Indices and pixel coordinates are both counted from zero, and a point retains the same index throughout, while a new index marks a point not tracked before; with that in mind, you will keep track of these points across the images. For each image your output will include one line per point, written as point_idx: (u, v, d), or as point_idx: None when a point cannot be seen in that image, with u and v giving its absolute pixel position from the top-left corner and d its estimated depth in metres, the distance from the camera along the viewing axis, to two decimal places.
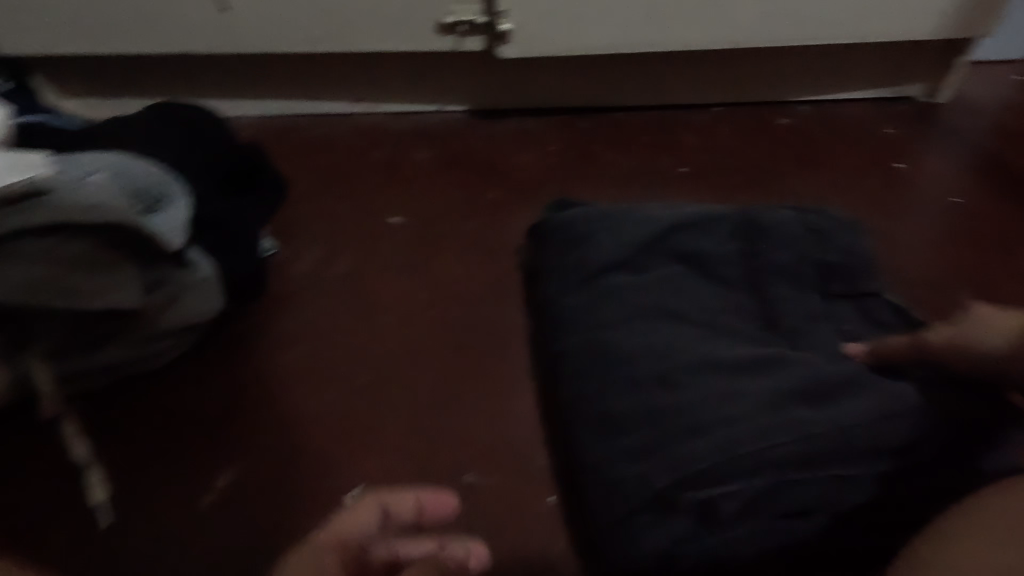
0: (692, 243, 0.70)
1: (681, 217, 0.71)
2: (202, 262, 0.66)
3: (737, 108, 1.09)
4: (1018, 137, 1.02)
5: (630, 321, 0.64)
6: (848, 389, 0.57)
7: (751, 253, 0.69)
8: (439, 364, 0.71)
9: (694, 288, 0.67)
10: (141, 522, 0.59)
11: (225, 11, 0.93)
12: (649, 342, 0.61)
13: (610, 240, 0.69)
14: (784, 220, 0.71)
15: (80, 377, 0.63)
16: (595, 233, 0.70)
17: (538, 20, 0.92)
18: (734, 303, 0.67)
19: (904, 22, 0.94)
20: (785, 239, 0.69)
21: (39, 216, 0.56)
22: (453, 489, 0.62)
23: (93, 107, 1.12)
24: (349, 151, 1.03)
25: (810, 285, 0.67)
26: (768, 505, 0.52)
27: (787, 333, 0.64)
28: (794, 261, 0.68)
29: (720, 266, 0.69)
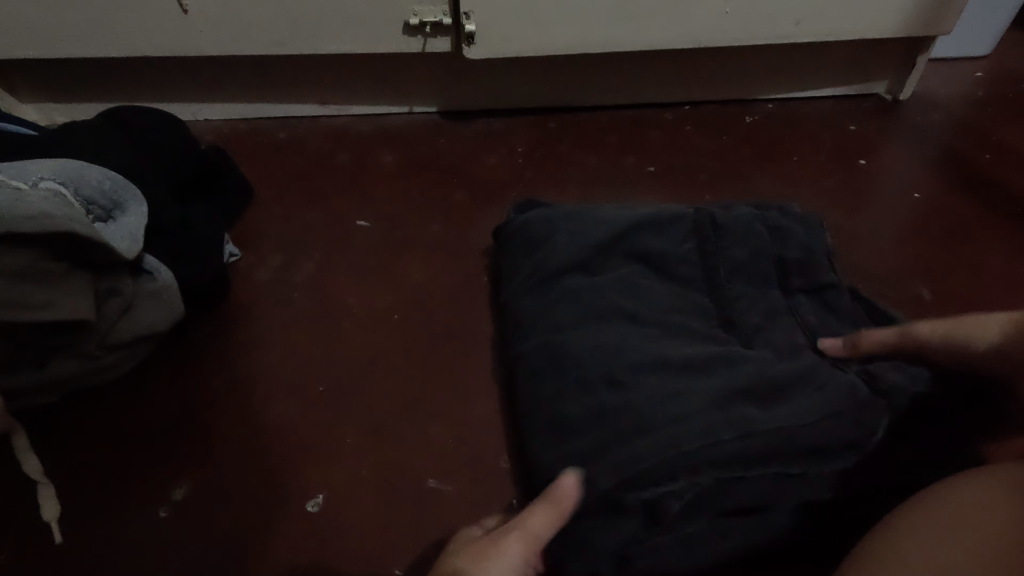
0: (647, 245, 0.71)
1: (639, 219, 0.72)
2: (161, 270, 0.66)
3: (704, 106, 1.10)
4: (976, 131, 1.04)
5: (582, 323, 0.65)
6: (792, 386, 0.57)
7: (712, 253, 0.70)
8: (404, 367, 0.70)
9: (653, 286, 0.68)
10: (99, 533, 0.57)
11: (185, 14, 0.92)
12: (601, 340, 0.63)
13: (566, 245, 0.71)
14: (740, 218, 0.71)
15: (31, 393, 0.61)
16: (550, 237, 0.72)
17: (503, 20, 0.92)
18: (689, 302, 0.67)
19: (864, 21, 0.96)
20: (742, 235, 0.69)
21: None
22: (415, 491, 0.62)
23: (53, 113, 1.10)
24: (319, 154, 1.02)
25: (768, 280, 0.68)
26: (712, 503, 0.52)
27: (740, 330, 0.65)
28: (749, 256, 0.69)
29: (680, 264, 0.70)
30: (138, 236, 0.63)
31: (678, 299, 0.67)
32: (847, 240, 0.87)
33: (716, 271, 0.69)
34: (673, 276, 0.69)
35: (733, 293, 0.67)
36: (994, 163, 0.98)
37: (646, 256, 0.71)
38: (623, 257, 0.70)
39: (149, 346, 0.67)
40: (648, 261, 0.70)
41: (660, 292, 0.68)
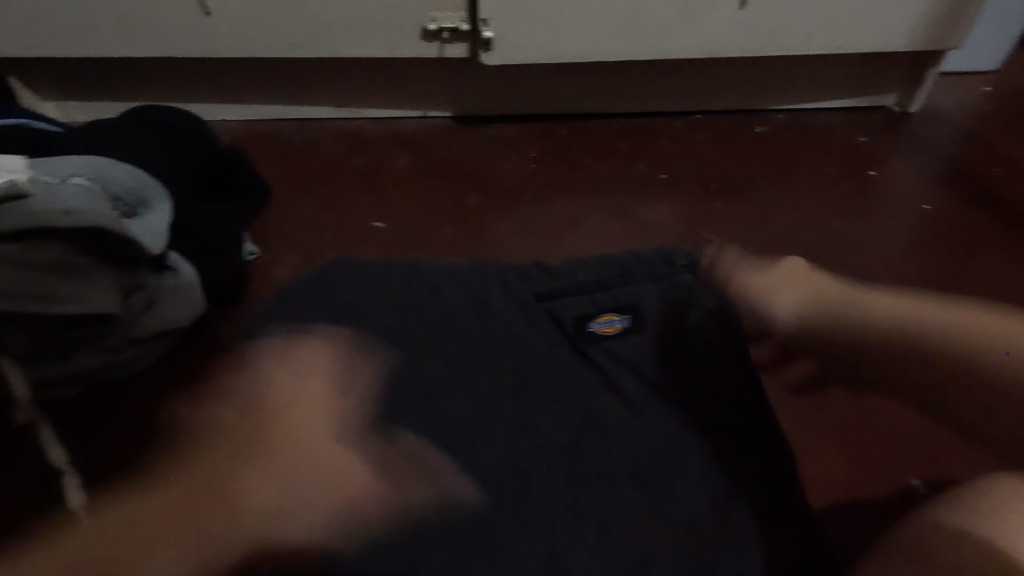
0: (568, 308, 0.65)
1: (559, 283, 0.67)
2: (184, 267, 0.67)
3: (714, 115, 1.11)
4: (985, 143, 1.05)
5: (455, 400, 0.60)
6: (642, 453, 0.57)
7: (577, 306, 0.65)
8: None
9: (526, 352, 0.63)
10: None
11: (208, 16, 0.93)
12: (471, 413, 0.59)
13: (455, 320, 0.65)
14: (648, 275, 0.67)
15: (50, 385, 0.62)
16: (433, 311, 0.65)
17: (520, 27, 0.93)
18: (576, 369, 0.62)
19: (876, 35, 0.97)
20: (655, 292, 0.65)
21: (12, 224, 0.55)
22: None
23: (73, 111, 1.11)
24: (334, 154, 1.04)
25: (671, 340, 0.63)
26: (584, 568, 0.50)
27: (634, 401, 0.60)
28: (662, 317, 0.64)
29: (543, 324, 0.65)
30: (161, 233, 0.64)
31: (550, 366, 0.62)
32: (856, 251, 0.88)
33: (584, 324, 0.64)
34: (540, 339, 0.64)
35: (602, 353, 0.63)
36: (1003, 175, 1.00)
37: (512, 320, 0.65)
38: (493, 321, 0.65)
39: (170, 342, 0.68)
40: (514, 323, 0.65)
41: (528, 355, 0.63)
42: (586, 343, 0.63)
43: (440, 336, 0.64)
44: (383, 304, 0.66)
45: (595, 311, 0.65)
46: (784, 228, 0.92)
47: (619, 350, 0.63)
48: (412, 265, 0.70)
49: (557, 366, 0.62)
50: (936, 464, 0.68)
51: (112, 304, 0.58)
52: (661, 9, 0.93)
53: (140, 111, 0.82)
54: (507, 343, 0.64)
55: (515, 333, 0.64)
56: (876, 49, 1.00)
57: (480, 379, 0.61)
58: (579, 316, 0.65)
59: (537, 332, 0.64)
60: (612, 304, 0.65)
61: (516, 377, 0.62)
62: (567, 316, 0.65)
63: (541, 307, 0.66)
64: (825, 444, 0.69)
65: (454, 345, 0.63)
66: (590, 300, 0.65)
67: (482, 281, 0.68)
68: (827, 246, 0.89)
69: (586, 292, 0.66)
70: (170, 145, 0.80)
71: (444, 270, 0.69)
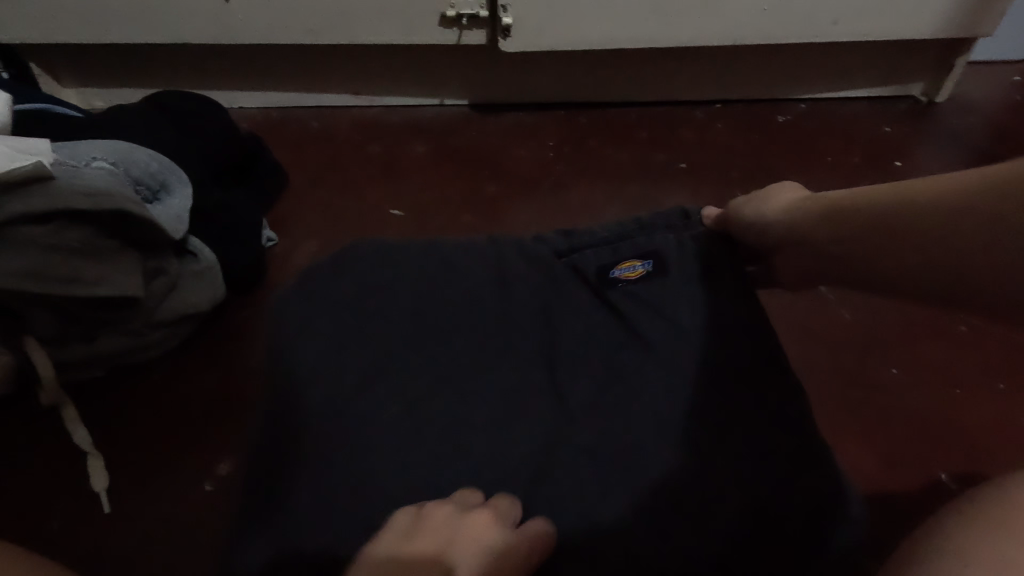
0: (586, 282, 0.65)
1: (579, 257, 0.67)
2: (205, 251, 0.68)
3: (735, 104, 1.10)
4: (1015, 135, 1.03)
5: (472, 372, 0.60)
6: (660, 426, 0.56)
7: (597, 255, 0.66)
8: None
9: (551, 298, 0.64)
10: (138, 513, 0.58)
11: (226, 2, 0.93)
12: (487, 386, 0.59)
13: (473, 296, 0.65)
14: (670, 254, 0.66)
15: (73, 368, 0.62)
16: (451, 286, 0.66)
17: (540, 13, 0.92)
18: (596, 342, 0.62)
19: (904, 22, 0.95)
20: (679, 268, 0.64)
21: (35, 205, 0.54)
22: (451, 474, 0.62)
23: (92, 97, 1.12)
24: (350, 141, 1.04)
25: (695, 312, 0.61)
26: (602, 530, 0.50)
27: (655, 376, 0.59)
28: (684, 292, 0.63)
29: (567, 273, 0.66)
30: (184, 218, 0.65)
31: (571, 311, 0.63)
32: None
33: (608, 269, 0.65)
34: (561, 290, 0.65)
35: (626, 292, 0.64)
36: None
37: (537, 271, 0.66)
38: (517, 271, 0.67)
39: (191, 326, 0.68)
40: (536, 272, 0.66)
41: (554, 304, 0.64)
42: (607, 287, 0.64)
43: (468, 284, 0.66)
44: (403, 278, 0.66)
45: (617, 258, 0.65)
46: None
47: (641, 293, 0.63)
48: (430, 249, 0.69)
49: (579, 307, 0.64)
50: (960, 447, 0.67)
51: (139, 286, 0.59)
52: None
53: (159, 96, 0.82)
54: (531, 289, 0.65)
55: (539, 280, 0.66)
56: (904, 36, 0.98)
57: (506, 322, 0.63)
58: (602, 262, 0.66)
59: (559, 279, 0.66)
60: (634, 252, 0.66)
61: (539, 328, 0.63)
62: (590, 264, 0.66)
63: (567, 255, 0.67)
64: (850, 437, 0.68)
65: (478, 291, 0.65)
66: (612, 249, 0.66)
67: (501, 259, 0.68)
68: None
69: (606, 243, 0.67)
70: (188, 129, 0.80)
71: (464, 251, 0.69)
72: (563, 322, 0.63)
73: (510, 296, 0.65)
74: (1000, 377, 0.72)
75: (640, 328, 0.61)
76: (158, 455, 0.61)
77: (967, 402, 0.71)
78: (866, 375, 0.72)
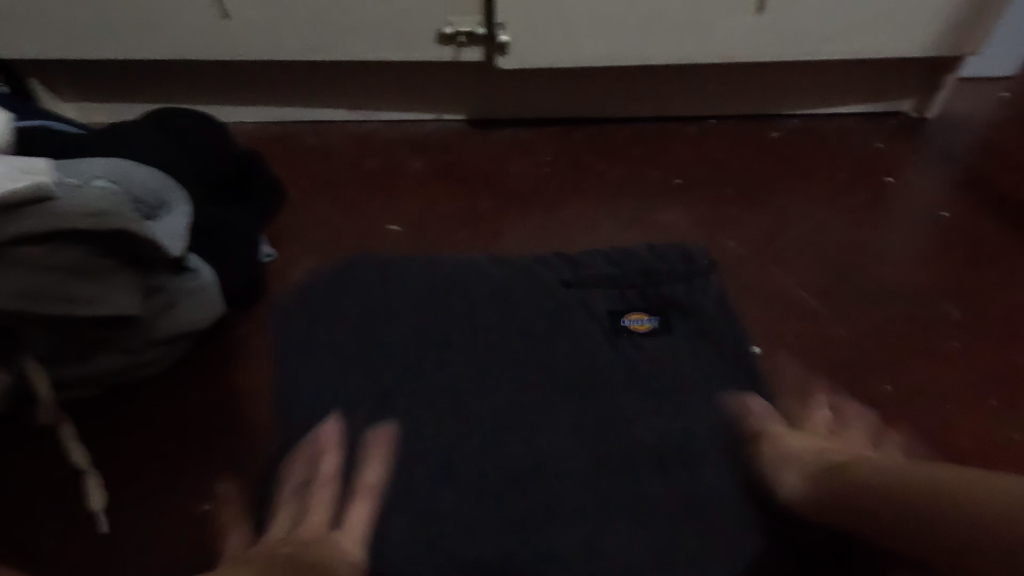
0: (600, 306, 0.69)
1: (587, 286, 0.70)
2: (204, 269, 0.67)
3: (729, 120, 1.11)
4: (1004, 152, 1.04)
5: (489, 397, 0.62)
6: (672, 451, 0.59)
7: (605, 302, 0.69)
8: None
9: (561, 338, 0.67)
10: (135, 534, 0.57)
11: (226, 19, 0.94)
12: (505, 408, 0.61)
13: (489, 318, 0.67)
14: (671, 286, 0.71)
15: (69, 386, 0.62)
16: (466, 310, 0.68)
17: (536, 31, 0.93)
18: (606, 368, 0.65)
19: (894, 41, 0.97)
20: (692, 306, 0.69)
21: (36, 226, 0.55)
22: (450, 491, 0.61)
23: (90, 111, 1.12)
24: (347, 156, 1.04)
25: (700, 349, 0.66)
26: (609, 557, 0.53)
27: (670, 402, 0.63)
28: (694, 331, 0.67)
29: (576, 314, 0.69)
30: (182, 235, 0.65)
31: (579, 351, 0.66)
32: (871, 257, 0.88)
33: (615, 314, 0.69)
34: (570, 331, 0.67)
35: (633, 340, 0.67)
36: (1021, 184, 0.99)
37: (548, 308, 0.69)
38: (528, 309, 0.68)
39: (188, 344, 0.68)
40: (546, 314, 0.68)
41: (561, 344, 0.66)
42: (619, 335, 0.67)
43: (480, 319, 0.67)
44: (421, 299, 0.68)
45: (626, 308, 0.69)
46: (800, 235, 0.91)
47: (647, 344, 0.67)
48: (431, 263, 0.71)
49: (588, 352, 0.66)
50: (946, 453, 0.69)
51: (136, 307, 0.59)
52: (679, 14, 0.92)
53: (158, 113, 0.83)
54: (541, 328, 0.67)
55: (547, 324, 0.67)
56: (895, 54, 0.99)
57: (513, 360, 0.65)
58: (609, 307, 0.69)
59: (570, 322, 0.68)
60: (642, 303, 0.69)
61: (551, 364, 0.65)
62: (598, 310, 0.69)
63: (577, 297, 0.70)
64: None
65: (487, 330, 0.67)
66: (622, 295, 0.70)
67: (504, 281, 0.70)
68: (844, 253, 0.88)
69: (614, 286, 0.70)
70: (186, 147, 0.81)
71: (466, 267, 0.71)
72: (574, 365, 0.65)
73: (521, 334, 0.67)
74: (988, 393, 0.73)
75: (646, 373, 0.64)
76: (153, 474, 0.61)
77: (958, 419, 0.71)
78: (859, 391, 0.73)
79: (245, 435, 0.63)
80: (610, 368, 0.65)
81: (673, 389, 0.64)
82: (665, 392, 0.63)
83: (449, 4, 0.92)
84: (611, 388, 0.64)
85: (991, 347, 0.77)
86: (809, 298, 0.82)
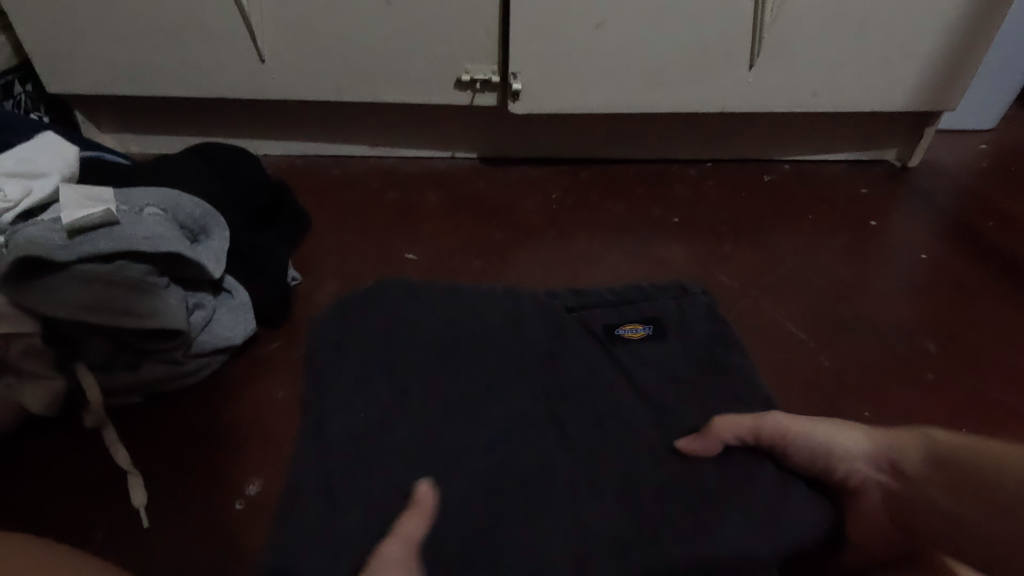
0: (600, 322, 0.77)
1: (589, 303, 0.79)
2: (239, 289, 0.75)
3: (725, 164, 1.19)
4: (982, 199, 1.11)
5: (498, 399, 0.69)
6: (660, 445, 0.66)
7: (606, 319, 0.78)
8: None
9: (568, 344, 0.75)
10: (171, 529, 0.62)
11: (263, 63, 1.03)
12: (511, 408, 0.68)
13: (500, 329, 0.76)
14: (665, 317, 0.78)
15: (115, 393, 0.68)
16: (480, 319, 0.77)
17: (547, 80, 1.02)
18: (603, 376, 0.72)
19: (876, 96, 1.05)
20: (684, 320, 0.78)
21: (101, 246, 0.63)
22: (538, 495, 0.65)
23: (129, 142, 1.21)
24: (369, 188, 1.12)
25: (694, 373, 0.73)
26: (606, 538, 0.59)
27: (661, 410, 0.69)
28: (684, 341, 0.76)
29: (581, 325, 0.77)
30: (221, 258, 0.71)
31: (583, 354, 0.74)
32: (857, 293, 0.94)
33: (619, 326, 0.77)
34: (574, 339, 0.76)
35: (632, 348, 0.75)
36: (999, 229, 1.05)
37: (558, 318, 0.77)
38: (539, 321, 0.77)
39: (223, 357, 0.74)
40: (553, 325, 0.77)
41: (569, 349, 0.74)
42: (614, 343, 0.75)
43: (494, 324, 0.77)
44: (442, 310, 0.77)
45: (622, 321, 0.77)
46: (791, 271, 0.98)
47: (647, 351, 0.74)
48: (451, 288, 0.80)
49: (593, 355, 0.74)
50: None
51: (183, 318, 0.65)
52: (677, 68, 1.01)
53: (200, 146, 0.90)
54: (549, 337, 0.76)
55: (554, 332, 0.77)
56: (878, 108, 1.08)
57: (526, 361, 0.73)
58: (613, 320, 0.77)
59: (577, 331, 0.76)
60: (644, 330, 0.76)
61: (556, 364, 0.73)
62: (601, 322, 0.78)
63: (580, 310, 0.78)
64: None
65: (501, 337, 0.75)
66: (624, 322, 0.77)
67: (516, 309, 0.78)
68: (831, 290, 0.95)
69: (615, 306, 0.79)
70: (224, 178, 0.88)
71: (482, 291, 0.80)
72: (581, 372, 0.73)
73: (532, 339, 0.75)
74: (964, 422, 0.78)
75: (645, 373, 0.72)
76: (189, 475, 0.66)
77: None
78: (844, 416, 0.78)
79: (275, 441, 0.68)
80: (605, 375, 0.72)
81: (665, 392, 0.71)
82: (655, 396, 0.70)
83: (468, 54, 1.01)
84: (607, 390, 0.71)
85: (968, 379, 0.82)
86: (797, 331, 0.88)
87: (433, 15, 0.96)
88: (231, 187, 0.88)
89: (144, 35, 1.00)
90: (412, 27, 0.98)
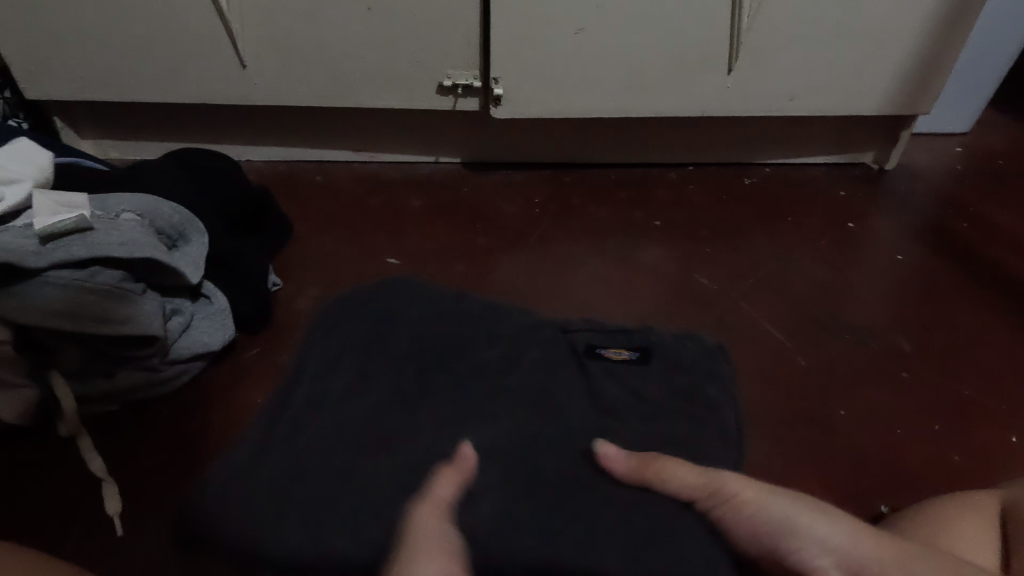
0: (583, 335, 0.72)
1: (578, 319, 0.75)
2: (217, 296, 0.74)
3: (706, 167, 1.20)
4: (956, 201, 1.13)
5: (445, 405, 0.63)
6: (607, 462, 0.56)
7: (588, 346, 0.70)
8: None
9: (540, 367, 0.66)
10: (148, 538, 0.61)
11: (244, 68, 1.02)
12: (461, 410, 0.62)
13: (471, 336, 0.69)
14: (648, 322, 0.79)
15: (90, 401, 0.67)
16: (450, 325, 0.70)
17: (529, 85, 1.03)
18: (568, 386, 0.65)
19: (851, 100, 1.07)
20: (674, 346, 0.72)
21: (76, 252, 0.63)
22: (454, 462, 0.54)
23: (108, 148, 1.20)
24: (351, 194, 1.12)
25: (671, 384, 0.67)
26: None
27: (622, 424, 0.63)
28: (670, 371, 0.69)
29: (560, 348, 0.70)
30: (200, 263, 0.70)
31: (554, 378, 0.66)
32: (834, 294, 0.95)
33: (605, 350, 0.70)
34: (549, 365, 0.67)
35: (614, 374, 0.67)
36: (973, 231, 1.07)
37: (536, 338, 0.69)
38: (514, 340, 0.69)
39: (202, 363, 0.73)
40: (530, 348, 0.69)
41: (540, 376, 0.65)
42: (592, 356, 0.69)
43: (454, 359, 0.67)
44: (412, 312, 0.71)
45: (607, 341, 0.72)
46: (770, 273, 0.99)
47: (630, 377, 0.68)
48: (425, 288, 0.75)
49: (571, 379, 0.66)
50: (904, 474, 0.74)
51: (160, 324, 0.65)
52: (657, 72, 1.02)
53: (180, 153, 0.90)
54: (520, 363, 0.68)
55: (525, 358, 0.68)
56: (855, 111, 1.09)
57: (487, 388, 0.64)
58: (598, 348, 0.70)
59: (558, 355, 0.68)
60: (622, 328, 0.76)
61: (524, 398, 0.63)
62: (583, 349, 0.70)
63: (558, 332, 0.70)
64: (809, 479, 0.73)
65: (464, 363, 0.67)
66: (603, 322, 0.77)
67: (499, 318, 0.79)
68: (809, 291, 0.96)
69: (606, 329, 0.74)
70: (204, 184, 0.88)
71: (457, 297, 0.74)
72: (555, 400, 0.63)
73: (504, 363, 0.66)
74: (936, 419, 0.79)
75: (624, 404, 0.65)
76: (166, 483, 0.65)
77: (909, 443, 0.77)
78: (820, 416, 0.79)
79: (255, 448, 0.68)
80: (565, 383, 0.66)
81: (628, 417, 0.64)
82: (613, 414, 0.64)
83: (450, 59, 1.01)
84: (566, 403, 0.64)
85: (942, 379, 0.84)
86: (776, 332, 0.89)
87: (414, 21, 0.97)
88: (211, 193, 0.88)
89: (124, 41, 1.00)
90: (393, 32, 0.98)
